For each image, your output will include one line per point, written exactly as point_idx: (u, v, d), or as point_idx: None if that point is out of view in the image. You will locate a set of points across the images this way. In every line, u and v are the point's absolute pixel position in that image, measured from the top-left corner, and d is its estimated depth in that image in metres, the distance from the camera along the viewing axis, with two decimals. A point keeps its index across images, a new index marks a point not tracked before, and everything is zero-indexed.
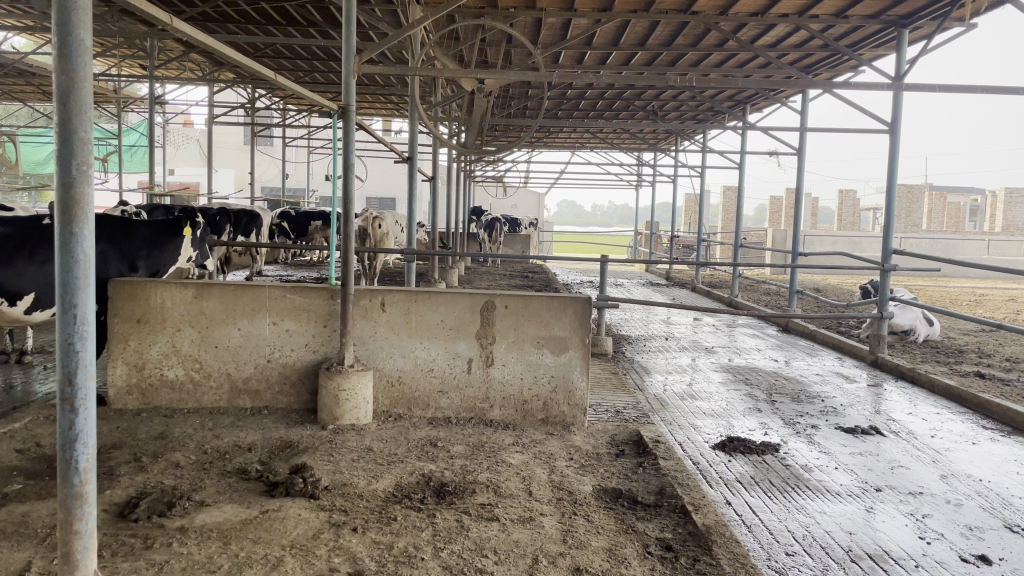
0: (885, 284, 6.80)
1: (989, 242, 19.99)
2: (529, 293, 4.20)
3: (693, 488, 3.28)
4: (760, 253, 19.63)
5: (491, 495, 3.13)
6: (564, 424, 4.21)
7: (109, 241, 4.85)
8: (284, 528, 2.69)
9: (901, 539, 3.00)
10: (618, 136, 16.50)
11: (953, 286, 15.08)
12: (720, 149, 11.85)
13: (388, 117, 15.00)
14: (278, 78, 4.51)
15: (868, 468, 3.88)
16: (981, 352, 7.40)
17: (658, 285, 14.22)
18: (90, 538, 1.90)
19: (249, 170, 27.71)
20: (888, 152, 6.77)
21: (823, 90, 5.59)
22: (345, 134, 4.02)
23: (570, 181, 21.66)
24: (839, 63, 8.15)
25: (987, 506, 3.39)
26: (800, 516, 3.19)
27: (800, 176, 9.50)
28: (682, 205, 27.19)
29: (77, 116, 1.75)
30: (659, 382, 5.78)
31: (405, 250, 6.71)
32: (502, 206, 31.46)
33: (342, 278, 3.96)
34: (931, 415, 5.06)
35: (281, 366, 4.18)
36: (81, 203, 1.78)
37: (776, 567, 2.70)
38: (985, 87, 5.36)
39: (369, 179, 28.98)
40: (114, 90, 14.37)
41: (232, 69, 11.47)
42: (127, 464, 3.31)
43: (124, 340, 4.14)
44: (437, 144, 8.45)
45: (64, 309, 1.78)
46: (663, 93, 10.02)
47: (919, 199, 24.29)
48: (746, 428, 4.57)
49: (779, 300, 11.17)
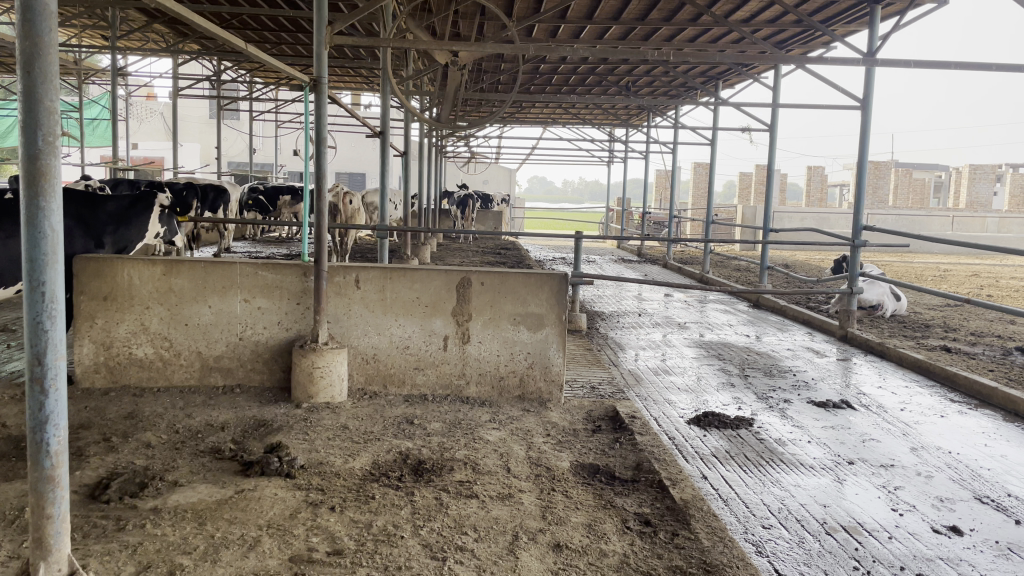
0: (855, 260, 6.86)
1: (953, 218, 20.36)
2: (506, 270, 4.17)
3: (669, 463, 3.30)
4: (730, 229, 19.78)
5: (469, 471, 3.12)
6: (541, 400, 4.21)
7: (75, 217, 4.72)
8: (261, 507, 2.66)
9: (874, 511, 3.04)
10: (590, 112, 16.46)
11: (919, 261, 15.34)
12: (692, 126, 11.86)
13: (357, 91, 14.79)
14: (248, 50, 4.38)
15: (840, 442, 3.93)
16: (947, 326, 7.54)
17: (630, 261, 14.28)
18: (63, 522, 1.85)
19: (215, 145, 27.23)
20: (860, 129, 6.82)
21: (798, 65, 5.61)
22: (317, 108, 3.92)
23: (542, 158, 21.60)
24: (811, 39, 8.18)
25: (957, 478, 3.45)
26: (775, 490, 3.23)
27: (771, 151, 9.55)
28: (653, 182, 27.28)
29: (43, 84, 1.68)
30: (633, 358, 5.81)
31: (377, 226, 6.63)
32: (473, 182, 31.31)
33: (316, 254, 3.89)
34: (900, 388, 5.15)
35: (253, 344, 4.12)
36: (48, 175, 1.70)
37: (753, 541, 2.73)
38: (958, 63, 5.40)
39: (338, 154, 28.63)
40: (75, 61, 13.99)
41: (197, 40, 11.21)
42: (96, 445, 3.23)
43: (90, 317, 4.04)
44: (409, 118, 8.34)
45: (31, 286, 1.72)
46: (636, 68, 9.99)
47: (886, 175, 24.62)
48: (720, 403, 4.61)
49: (750, 276, 11.25)
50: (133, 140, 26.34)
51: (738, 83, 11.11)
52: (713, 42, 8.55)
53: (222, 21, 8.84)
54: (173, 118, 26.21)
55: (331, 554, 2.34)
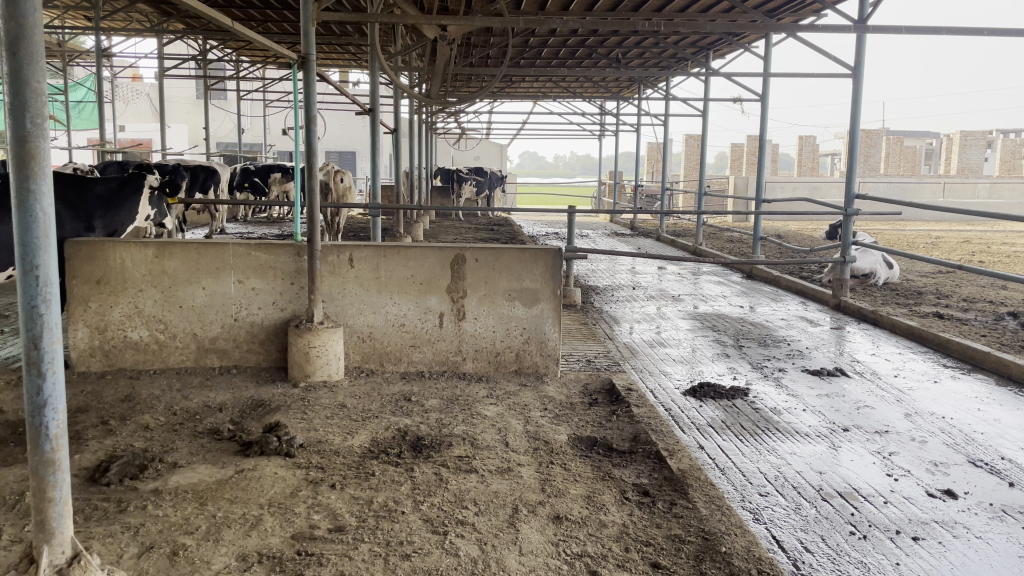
0: (848, 229, 6.85)
1: (944, 185, 20.41)
2: (500, 247, 4.16)
3: (667, 434, 3.32)
4: (723, 200, 19.78)
5: (468, 447, 3.13)
6: (537, 374, 4.22)
7: (63, 201, 4.65)
8: (261, 486, 2.67)
9: (869, 476, 3.08)
10: (580, 85, 16.36)
11: (911, 228, 15.40)
12: (683, 97, 11.80)
13: (345, 68, 14.67)
14: (235, 28, 4.30)
15: (835, 409, 3.96)
16: (939, 292, 7.57)
17: (624, 234, 14.28)
18: (65, 505, 1.84)
19: (203, 125, 27.01)
20: (852, 97, 6.80)
21: (791, 33, 5.58)
22: (306, 87, 3.87)
23: (533, 133, 21.51)
24: (802, 7, 8.13)
25: (951, 442, 3.48)
26: (771, 458, 3.26)
27: (764, 121, 9.52)
28: (644, 154, 27.20)
29: (30, 66, 1.65)
30: (628, 331, 5.82)
31: (370, 204, 6.59)
32: (464, 158, 31.20)
33: (309, 235, 3.88)
34: (893, 354, 5.20)
35: (249, 325, 4.11)
36: (37, 157, 1.69)
37: (750, 508, 2.76)
38: (950, 28, 5.39)
39: (327, 133, 28.43)
40: (58, 43, 13.82)
41: (181, 20, 11.07)
42: (94, 428, 3.24)
43: (84, 301, 4.03)
44: (398, 94, 8.25)
45: (25, 271, 1.70)
46: (626, 39, 9.92)
47: (877, 143, 24.68)
48: (715, 373, 4.64)
49: (743, 247, 11.26)
50: (120, 122, 26.14)
51: (729, 53, 11.08)
52: (705, 12, 8.48)
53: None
54: (159, 99, 25.93)
55: (333, 531, 2.36)
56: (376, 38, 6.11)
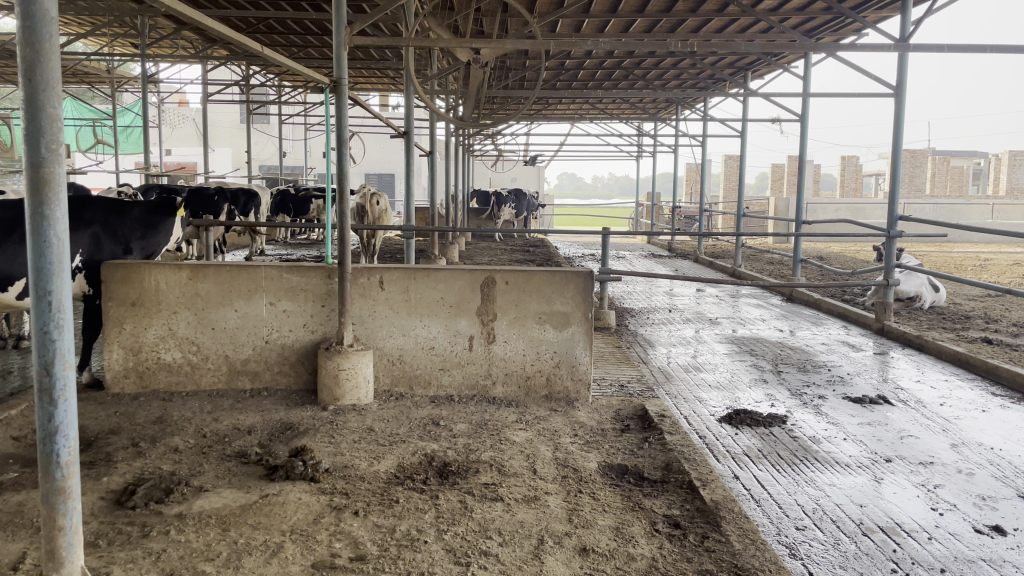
0: (891, 252, 6.66)
1: (993, 206, 19.88)
2: (530, 269, 4.11)
3: (699, 463, 3.22)
4: (763, 222, 19.53)
5: (495, 474, 3.07)
6: (568, 399, 4.15)
7: (103, 223, 4.67)
8: (285, 512, 2.64)
9: (913, 510, 2.95)
10: (618, 107, 16.32)
11: (958, 251, 15.02)
12: (722, 118, 11.69)
13: (384, 92, 14.81)
14: (266, 51, 4.31)
15: (878, 438, 3.83)
16: (988, 317, 7.32)
17: (660, 256, 14.14)
18: (76, 534, 1.84)
19: (246, 149, 27.53)
20: (894, 116, 6.65)
21: (830, 52, 5.48)
22: (337, 112, 3.88)
23: (570, 154, 21.51)
24: (843, 26, 8.02)
25: (1000, 475, 3.33)
26: (809, 489, 3.15)
27: (804, 142, 9.38)
28: (683, 175, 27.02)
29: (45, 91, 1.66)
30: (663, 355, 5.73)
31: (404, 226, 6.59)
32: (502, 180, 31.32)
33: (340, 258, 3.87)
34: (939, 382, 5.02)
35: (280, 347, 4.12)
36: (52, 183, 1.70)
37: (786, 543, 2.65)
38: (994, 46, 5.26)
39: (367, 155, 28.79)
40: (107, 70, 14.19)
41: (224, 46, 11.28)
42: (125, 450, 3.25)
43: (119, 323, 4.07)
44: (433, 117, 8.29)
45: (37, 297, 1.70)
46: (664, 60, 9.88)
47: (923, 163, 24.18)
48: (753, 400, 4.52)
49: (783, 270, 11.06)
50: (166, 146, 26.77)
51: (768, 73, 10.97)
52: (742, 32, 8.41)
53: (249, 26, 8.92)
54: (203, 123, 26.50)
55: (353, 560, 2.32)
56: (411, 61, 6.12)
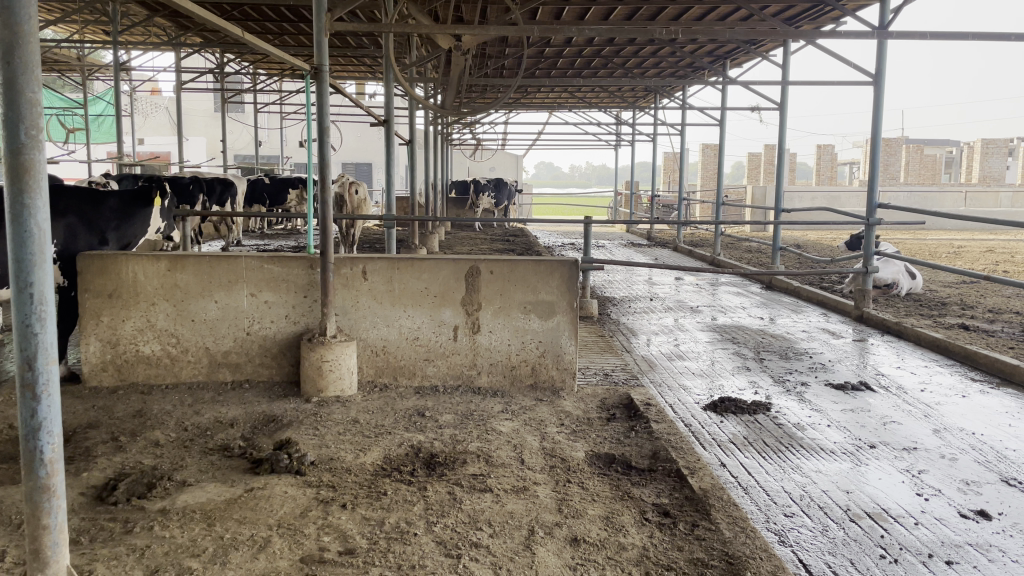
0: (871, 239, 6.70)
1: (966, 194, 20.16)
2: (515, 259, 4.09)
3: (687, 451, 3.22)
4: (741, 211, 19.65)
5: (483, 465, 3.05)
6: (553, 389, 4.14)
7: (78, 213, 4.56)
8: (271, 506, 2.60)
9: (898, 496, 2.97)
10: (596, 95, 16.31)
11: (932, 238, 15.22)
12: (701, 106, 11.72)
13: (361, 81, 14.70)
14: (245, 37, 4.21)
15: (861, 425, 3.85)
16: (964, 303, 7.41)
17: (640, 245, 14.16)
18: (61, 533, 1.79)
19: (221, 138, 27.21)
20: (874, 105, 6.68)
21: (813, 39, 5.51)
22: (319, 99, 3.81)
23: (549, 143, 21.47)
24: (822, 15, 8.08)
25: (982, 460, 3.37)
26: (796, 476, 3.15)
27: (783, 130, 9.42)
28: (661, 164, 27.12)
29: (23, 75, 1.60)
30: (646, 343, 5.72)
31: (384, 216, 6.52)
32: (480, 168, 31.25)
33: (322, 247, 3.82)
34: (919, 367, 5.07)
35: (261, 338, 4.06)
36: (32, 171, 1.64)
37: (775, 529, 2.66)
38: (975, 34, 5.30)
39: (343, 144, 28.57)
40: (78, 58, 13.91)
41: (199, 33, 11.11)
42: (104, 444, 3.19)
43: (96, 315, 3.99)
44: (413, 106, 8.20)
45: (19, 289, 1.65)
46: (643, 48, 9.88)
47: (897, 151, 24.44)
48: (736, 387, 4.54)
49: (762, 257, 11.13)
50: (138, 135, 26.38)
51: (746, 62, 11.02)
52: (722, 20, 8.43)
53: (224, 13, 8.80)
54: (177, 112, 26.15)
55: (343, 553, 2.29)
56: (391, 48, 6.03)
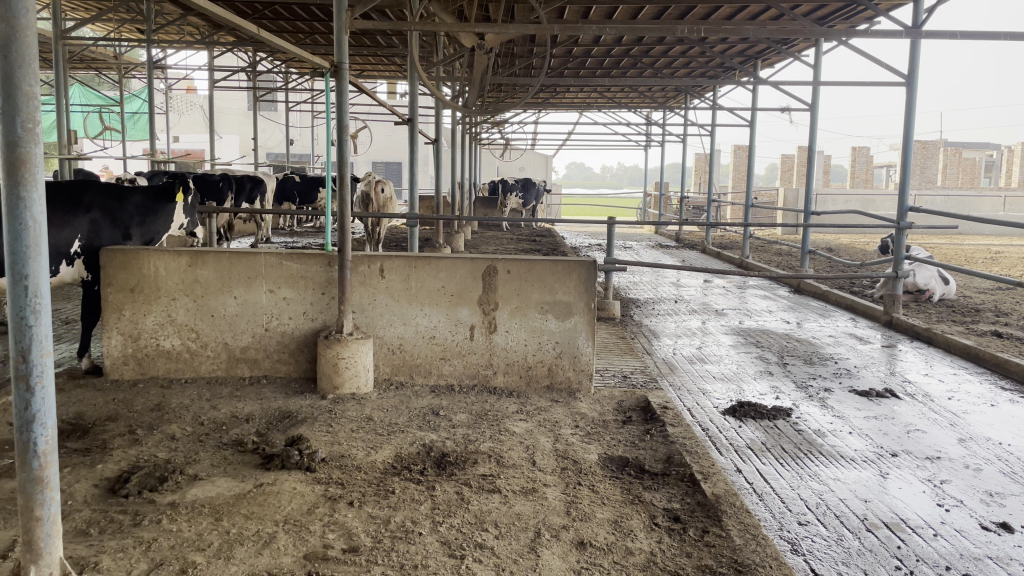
0: (901, 243, 6.56)
1: (1006, 198, 19.72)
2: (532, 258, 4.06)
3: (701, 456, 3.17)
4: (772, 213, 19.42)
5: (493, 465, 3.03)
6: (570, 390, 4.11)
7: (104, 209, 4.62)
8: (280, 502, 2.61)
9: (919, 506, 2.89)
10: (626, 95, 16.24)
11: (969, 243, 14.93)
12: (731, 106, 11.60)
13: (391, 80, 14.75)
14: (261, 34, 4.19)
15: (884, 432, 3.77)
16: (998, 310, 7.24)
17: (668, 246, 14.06)
18: (54, 524, 1.81)
19: (254, 136, 27.50)
20: (906, 106, 6.55)
21: (842, 38, 5.41)
22: (338, 97, 3.81)
23: (579, 143, 21.40)
24: (854, 14, 7.95)
25: (1008, 471, 3.28)
26: (813, 484, 3.09)
27: (814, 131, 9.28)
28: (692, 165, 26.89)
29: (19, 68, 1.62)
30: (668, 346, 5.66)
31: (407, 214, 6.52)
32: (510, 168, 31.23)
33: (340, 245, 3.82)
34: (947, 375, 4.95)
35: (279, 334, 4.08)
36: (28, 164, 1.65)
37: (788, 538, 2.61)
38: (1008, 33, 5.18)
39: (374, 143, 28.73)
40: (115, 57, 14.12)
41: (231, 31, 11.23)
42: (121, 437, 3.22)
43: (118, 309, 4.04)
44: (439, 105, 8.21)
45: (14, 281, 1.67)
46: (672, 48, 9.81)
47: (934, 154, 23.99)
48: (758, 392, 4.46)
49: (792, 260, 10.98)
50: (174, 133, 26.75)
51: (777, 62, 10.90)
52: (752, 20, 8.33)
53: (255, 12, 8.87)
54: (211, 110, 26.48)
55: (346, 551, 2.28)
56: (415, 46, 6.02)
